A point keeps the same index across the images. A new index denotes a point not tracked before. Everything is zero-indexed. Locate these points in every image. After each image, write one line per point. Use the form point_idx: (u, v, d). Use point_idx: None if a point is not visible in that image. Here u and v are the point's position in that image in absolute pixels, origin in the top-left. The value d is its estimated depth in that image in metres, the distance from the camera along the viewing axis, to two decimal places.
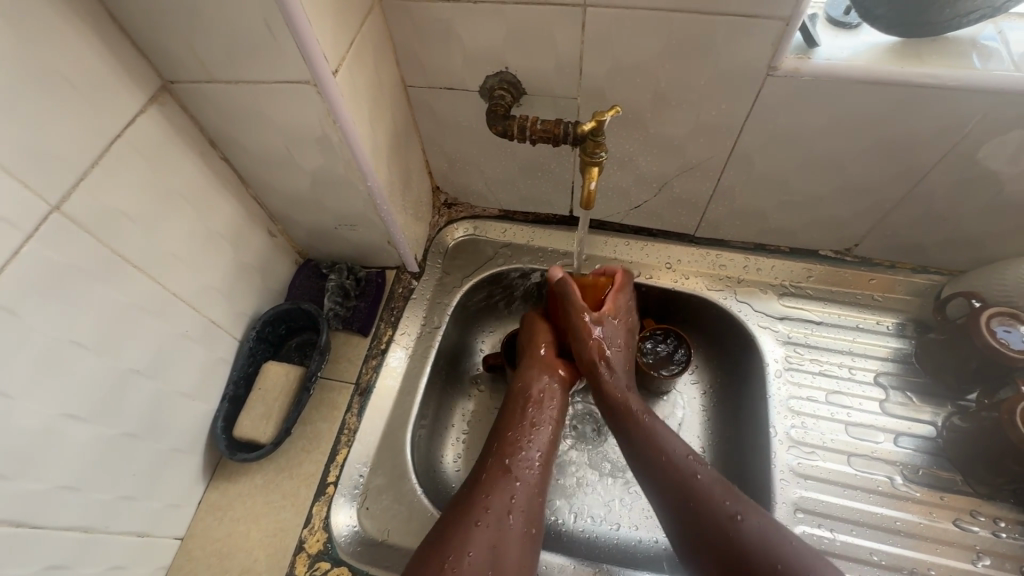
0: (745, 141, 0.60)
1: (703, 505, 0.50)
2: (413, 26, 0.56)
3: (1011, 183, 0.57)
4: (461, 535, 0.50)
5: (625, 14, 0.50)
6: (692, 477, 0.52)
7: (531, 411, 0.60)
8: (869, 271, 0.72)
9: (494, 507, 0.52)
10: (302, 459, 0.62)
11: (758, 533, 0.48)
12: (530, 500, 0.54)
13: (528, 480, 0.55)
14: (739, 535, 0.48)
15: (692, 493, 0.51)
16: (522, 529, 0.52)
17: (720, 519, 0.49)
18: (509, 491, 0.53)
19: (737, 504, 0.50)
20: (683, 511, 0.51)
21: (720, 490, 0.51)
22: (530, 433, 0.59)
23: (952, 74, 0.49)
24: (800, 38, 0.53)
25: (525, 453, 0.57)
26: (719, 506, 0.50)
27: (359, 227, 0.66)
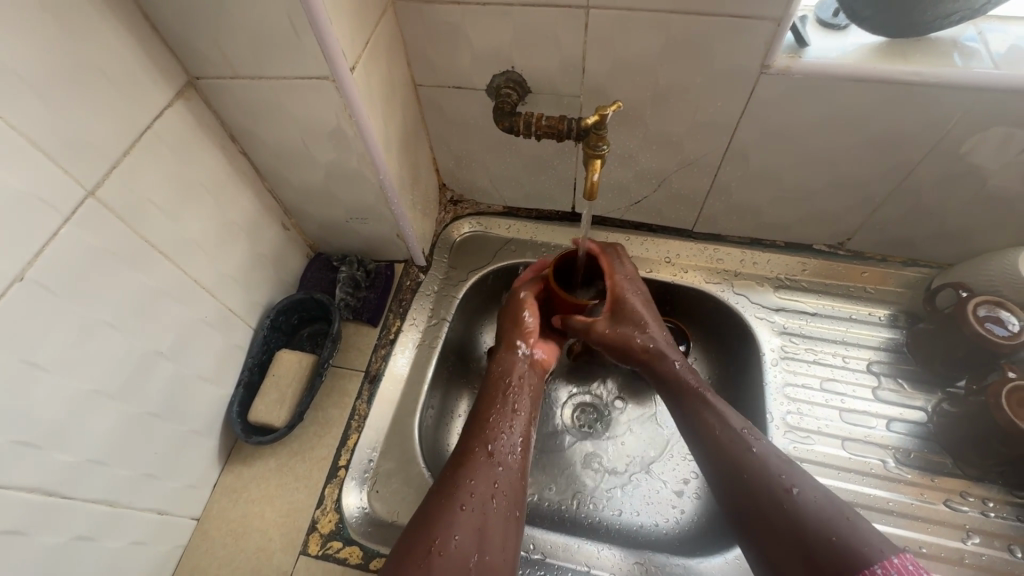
0: (741, 137, 0.63)
1: (757, 476, 0.49)
2: (425, 28, 0.59)
3: (994, 177, 0.60)
4: (445, 520, 0.48)
5: (626, 16, 0.53)
6: (745, 448, 0.51)
7: (513, 396, 0.60)
8: (862, 264, 0.75)
9: (478, 491, 0.51)
10: (314, 444, 0.64)
11: (815, 505, 0.46)
12: (513, 486, 0.53)
13: (509, 465, 0.54)
14: (797, 505, 0.46)
15: (745, 463, 0.50)
16: (504, 512, 0.51)
17: (774, 491, 0.47)
18: (491, 475, 0.52)
19: (789, 475, 0.48)
20: (736, 484, 0.50)
21: (772, 462, 0.49)
22: (509, 418, 0.58)
23: (935, 72, 0.52)
24: (791, 38, 0.56)
25: (506, 438, 0.56)
26: (772, 477, 0.48)
27: (369, 220, 0.69)
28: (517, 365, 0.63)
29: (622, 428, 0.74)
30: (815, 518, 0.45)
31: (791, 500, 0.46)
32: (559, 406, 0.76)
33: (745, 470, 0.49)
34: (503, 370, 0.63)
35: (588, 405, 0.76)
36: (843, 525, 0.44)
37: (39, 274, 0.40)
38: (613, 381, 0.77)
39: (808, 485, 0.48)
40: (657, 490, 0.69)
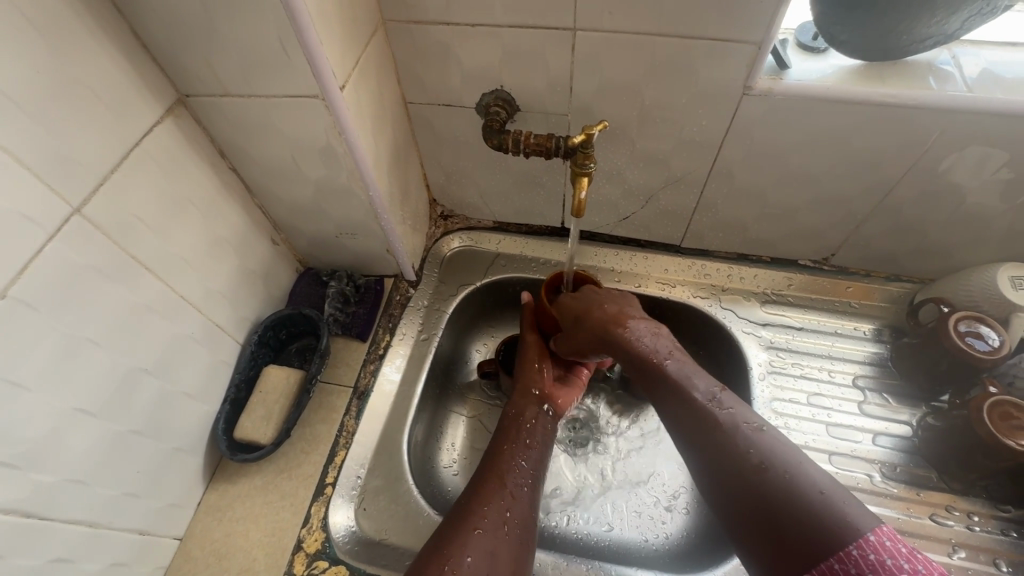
0: (725, 155, 0.64)
1: (731, 454, 0.45)
2: (415, 47, 0.60)
3: (971, 196, 0.61)
4: (460, 542, 0.47)
5: (612, 38, 0.54)
6: (715, 418, 0.48)
7: (525, 432, 0.60)
8: (846, 279, 0.76)
9: (491, 516, 0.50)
10: (301, 461, 0.63)
11: (789, 479, 0.42)
12: (527, 517, 0.52)
13: (523, 497, 0.53)
14: (768, 483, 0.42)
15: (716, 434, 0.47)
16: (516, 543, 0.49)
17: (744, 469, 0.44)
18: (504, 504, 0.52)
19: (759, 449, 0.44)
20: (713, 462, 0.46)
21: (742, 433, 0.46)
22: (523, 454, 0.57)
23: (911, 93, 0.53)
24: (772, 61, 0.57)
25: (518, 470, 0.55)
26: (743, 453, 0.45)
27: (359, 235, 0.69)
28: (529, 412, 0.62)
29: (611, 444, 0.74)
30: (786, 496, 0.41)
31: (761, 477, 0.43)
32: None
33: (717, 447, 0.46)
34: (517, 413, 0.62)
35: (577, 421, 0.76)
36: (817, 495, 0.40)
37: (21, 290, 0.39)
38: (603, 397, 0.77)
39: (779, 451, 0.44)
40: (647, 505, 0.69)
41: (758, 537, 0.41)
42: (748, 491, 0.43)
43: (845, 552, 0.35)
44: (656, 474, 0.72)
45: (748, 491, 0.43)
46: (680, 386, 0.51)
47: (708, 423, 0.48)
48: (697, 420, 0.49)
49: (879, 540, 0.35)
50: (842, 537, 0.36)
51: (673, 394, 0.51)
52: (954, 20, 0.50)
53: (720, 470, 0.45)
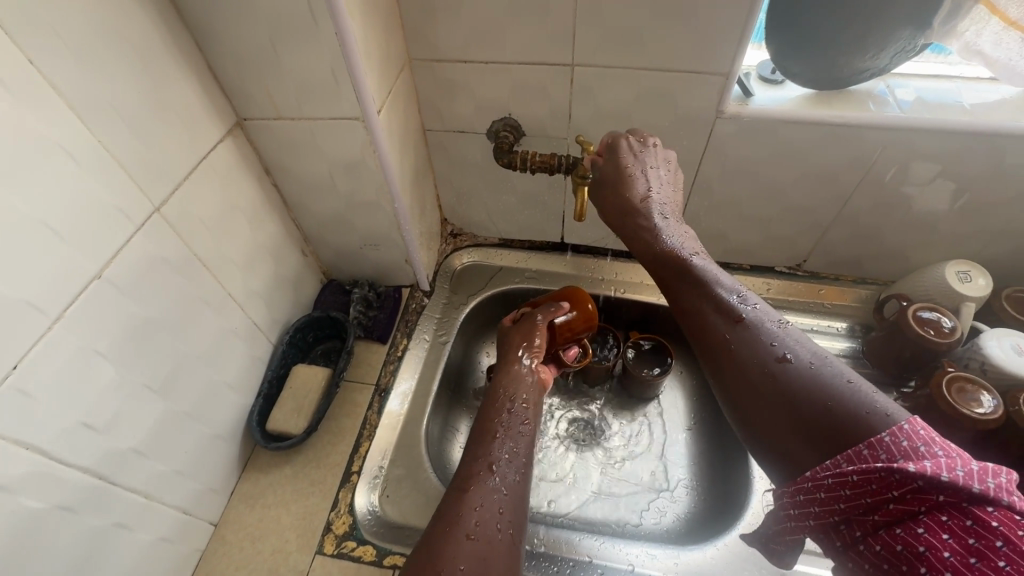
0: (704, 171, 0.73)
1: (750, 350, 0.44)
2: (434, 81, 0.70)
3: (916, 202, 0.71)
4: (451, 548, 0.43)
5: (604, 72, 0.64)
6: (737, 316, 0.46)
7: (516, 413, 0.57)
8: (818, 283, 0.85)
9: (482, 518, 0.46)
10: (329, 451, 0.68)
11: (761, 334, 0.44)
12: (516, 510, 0.48)
13: (512, 489, 0.49)
14: (750, 332, 0.45)
15: (689, 275, 0.51)
16: (510, 541, 0.45)
17: (728, 313, 0.47)
18: (495, 500, 0.47)
19: (784, 343, 0.43)
20: (727, 361, 0.45)
21: (764, 330, 0.44)
22: (513, 437, 0.54)
23: (855, 115, 0.64)
24: (738, 90, 0.68)
25: (506, 459, 0.52)
26: (768, 349, 0.43)
27: (381, 246, 0.77)
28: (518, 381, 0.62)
29: (613, 440, 0.80)
30: (808, 386, 0.40)
31: (782, 368, 0.42)
32: (554, 420, 0.81)
33: (743, 358, 0.44)
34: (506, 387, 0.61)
35: (579, 420, 0.81)
36: (840, 384, 0.39)
37: (111, 273, 0.46)
38: (602, 398, 0.83)
39: (809, 349, 0.42)
40: (650, 495, 0.75)
41: (773, 419, 0.41)
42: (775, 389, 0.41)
43: (900, 464, 0.33)
44: (659, 470, 0.77)
45: (764, 382, 0.42)
46: (712, 290, 0.49)
47: (729, 332, 0.46)
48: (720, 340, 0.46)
49: (967, 466, 0.32)
50: (863, 425, 0.36)
51: (722, 306, 0.48)
52: (885, 55, 0.61)
53: (737, 371, 0.44)
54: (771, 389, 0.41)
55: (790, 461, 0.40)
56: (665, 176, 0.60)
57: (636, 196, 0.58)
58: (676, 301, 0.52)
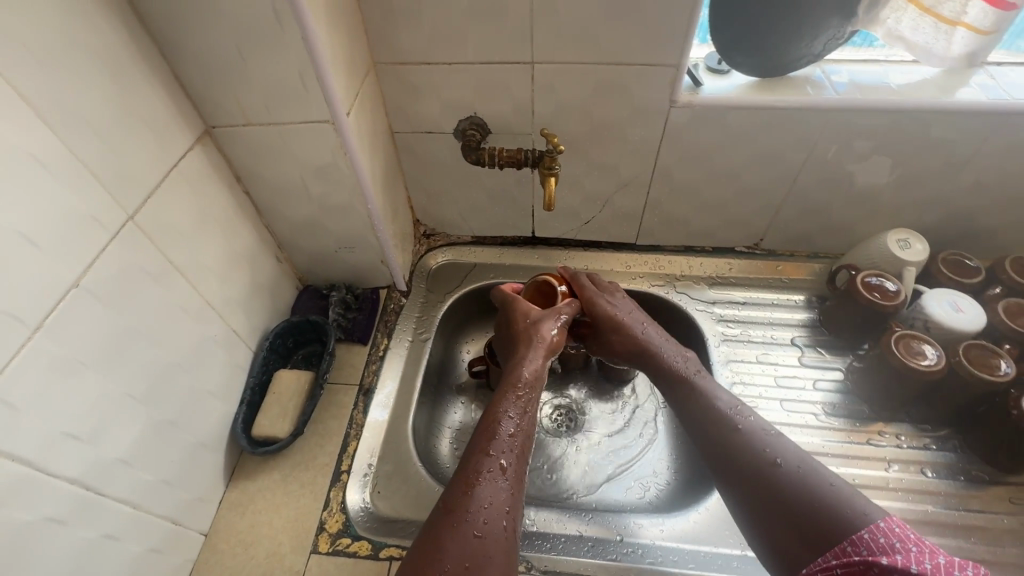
0: (663, 159, 0.77)
1: (747, 453, 0.53)
2: (400, 84, 0.72)
3: (856, 177, 0.77)
4: (457, 546, 0.45)
5: (563, 68, 0.68)
6: (734, 423, 0.56)
7: (523, 404, 0.59)
8: (775, 260, 0.90)
9: (487, 517, 0.48)
10: (316, 452, 0.68)
11: (756, 440, 0.54)
12: (514, 507, 0.50)
13: (513, 486, 0.51)
14: (746, 437, 0.54)
15: (691, 387, 0.62)
16: (507, 540, 0.47)
17: (728, 421, 0.57)
18: (499, 498, 0.50)
19: (774, 449, 0.53)
20: (730, 461, 0.54)
21: (759, 438, 0.54)
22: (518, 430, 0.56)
23: (795, 100, 0.69)
24: (688, 81, 0.72)
25: (508, 452, 0.54)
26: (761, 452, 0.53)
27: (356, 249, 0.78)
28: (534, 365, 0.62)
29: (596, 422, 0.82)
30: (797, 486, 0.49)
31: (774, 470, 0.51)
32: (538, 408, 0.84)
33: (743, 459, 0.53)
34: (521, 373, 0.61)
35: (561, 407, 0.84)
36: (826, 487, 0.48)
37: (89, 282, 0.46)
38: (581, 384, 0.86)
39: (797, 455, 0.52)
40: (635, 470, 0.78)
41: (773, 521, 0.48)
42: (770, 488, 0.50)
43: (874, 559, 0.39)
44: (641, 449, 0.80)
45: (761, 481, 0.51)
46: (710, 400, 0.60)
47: (727, 433, 0.55)
48: (721, 441, 0.55)
49: (935, 560, 0.37)
50: (846, 522, 0.44)
51: (726, 417, 0.57)
52: (816, 43, 0.67)
53: (738, 467, 0.53)
54: (769, 487, 0.50)
55: (789, 560, 0.46)
56: (623, 297, 0.74)
57: (636, 323, 0.70)
58: (678, 405, 0.62)
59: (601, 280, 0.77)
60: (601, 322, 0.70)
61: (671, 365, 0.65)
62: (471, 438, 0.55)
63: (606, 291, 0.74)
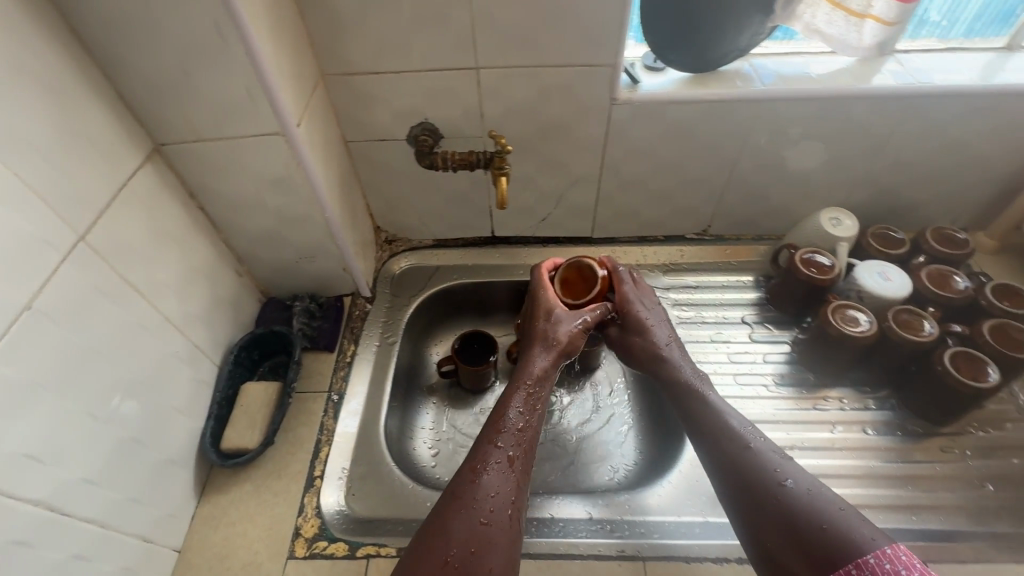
0: (610, 154, 0.81)
1: (756, 472, 0.55)
2: (350, 93, 0.73)
3: (788, 162, 0.82)
4: (464, 531, 0.49)
5: (506, 71, 0.70)
6: (745, 442, 0.58)
7: (533, 397, 0.62)
8: (724, 244, 0.95)
9: (494, 506, 0.52)
10: (288, 460, 0.69)
11: (764, 459, 0.56)
12: (519, 498, 0.54)
13: (519, 477, 0.55)
14: (757, 457, 0.56)
15: (705, 404, 0.63)
16: (510, 529, 0.51)
17: (739, 441, 0.58)
18: (507, 489, 0.53)
19: (784, 470, 0.54)
20: (737, 476, 0.56)
21: (770, 458, 0.55)
22: (527, 422, 0.59)
23: (726, 92, 0.74)
24: (627, 79, 0.76)
25: (518, 444, 0.57)
26: (770, 471, 0.54)
27: (317, 258, 0.79)
28: (551, 364, 0.64)
29: (565, 410, 0.85)
30: (805, 508, 0.50)
31: (782, 490, 0.52)
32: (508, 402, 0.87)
33: (751, 475, 0.55)
34: (539, 368, 0.64)
35: None
36: (832, 510, 0.49)
37: (43, 303, 0.46)
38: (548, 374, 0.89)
39: (806, 478, 0.53)
40: (602, 452, 0.81)
41: (780, 540, 0.50)
42: (777, 508, 0.51)
43: None
44: (614, 436, 0.83)
45: (768, 500, 0.52)
46: (724, 419, 0.61)
47: (737, 450, 0.57)
48: (729, 457, 0.57)
49: None
50: (847, 547, 0.45)
51: (738, 435, 0.59)
52: (741, 38, 0.72)
53: (744, 481, 0.55)
54: (777, 507, 0.51)
55: None
56: (656, 305, 0.74)
57: (658, 338, 0.70)
58: (688, 419, 0.63)
59: (641, 280, 0.76)
60: (626, 325, 0.72)
61: (685, 383, 0.66)
62: (482, 428, 0.59)
63: (639, 295, 0.74)
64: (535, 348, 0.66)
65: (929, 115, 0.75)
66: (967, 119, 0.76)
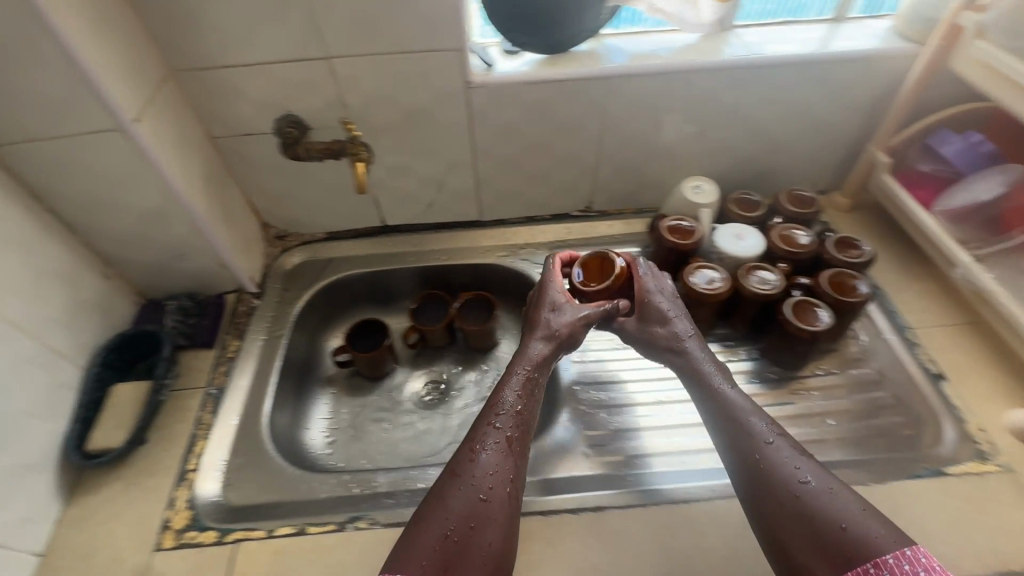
0: (478, 137, 0.84)
1: (776, 471, 0.55)
2: (205, 89, 0.73)
3: (650, 135, 0.87)
4: (465, 509, 0.52)
5: (358, 60, 0.72)
6: (762, 439, 0.58)
7: (529, 384, 0.64)
8: (607, 219, 0.99)
9: (492, 486, 0.55)
10: (161, 457, 0.69)
11: (782, 457, 0.56)
12: (514, 479, 0.57)
13: (512, 461, 0.57)
14: (768, 458, 0.56)
15: (722, 401, 0.62)
16: (504, 511, 0.54)
17: (756, 438, 0.58)
18: (504, 472, 0.56)
19: (806, 469, 0.54)
20: (753, 469, 0.56)
21: (786, 457, 0.56)
22: (521, 407, 0.61)
23: (575, 71, 0.77)
24: (481, 63, 0.79)
25: (517, 430, 0.59)
26: (791, 471, 0.54)
27: (190, 255, 0.79)
28: (546, 351, 0.66)
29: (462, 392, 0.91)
30: (824, 510, 0.51)
31: (802, 491, 0.53)
32: (409, 386, 0.92)
33: (768, 471, 0.55)
34: (542, 354, 0.66)
35: (432, 384, 0.92)
36: (846, 513, 0.50)
37: None
38: (449, 359, 0.95)
39: (824, 479, 0.54)
40: None
41: (798, 537, 0.51)
42: (797, 509, 0.52)
43: None
44: None
45: (788, 499, 0.53)
46: (746, 419, 0.60)
47: (753, 446, 0.57)
48: (748, 450, 0.57)
49: None
50: (867, 553, 0.46)
51: (754, 430, 0.58)
52: (583, 19, 0.75)
53: (762, 476, 0.55)
54: (795, 507, 0.52)
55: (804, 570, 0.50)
56: (674, 299, 0.72)
57: (680, 332, 0.69)
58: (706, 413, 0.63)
59: (655, 269, 0.76)
60: (645, 315, 0.70)
61: (703, 380, 0.65)
62: (480, 410, 0.61)
63: (658, 288, 0.72)
64: (534, 335, 0.68)
65: (767, 84, 0.81)
66: (803, 85, 0.82)
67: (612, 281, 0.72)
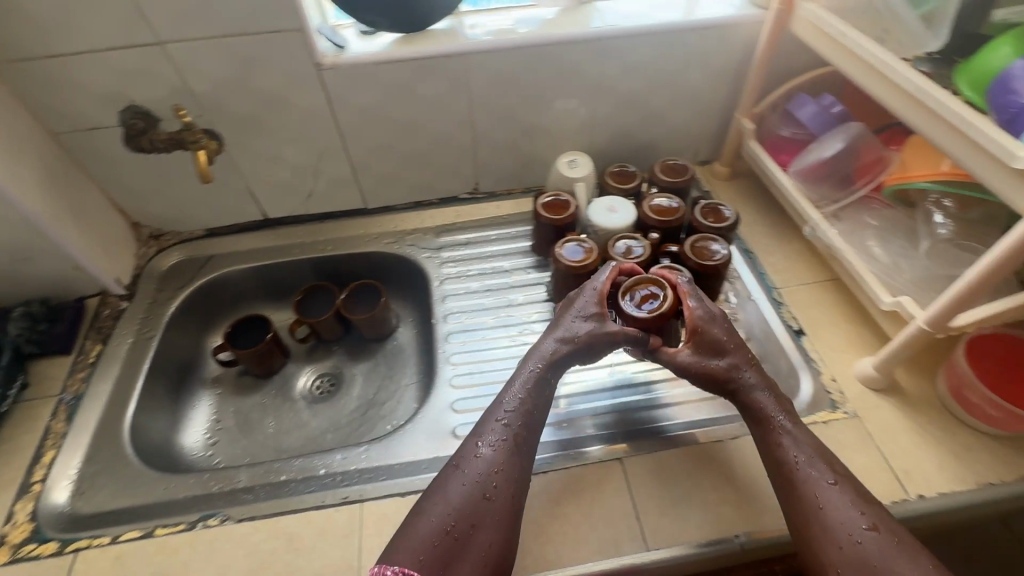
0: (343, 122, 0.82)
1: (827, 511, 0.55)
2: (32, 81, 0.70)
3: (521, 113, 0.87)
4: (470, 509, 0.55)
5: (195, 45, 0.70)
6: (817, 478, 0.57)
7: (541, 398, 0.64)
8: (495, 201, 0.99)
9: (494, 487, 0.57)
10: (3, 469, 0.66)
11: (843, 497, 0.55)
12: (518, 486, 0.58)
13: (515, 468, 0.58)
14: (827, 500, 0.55)
15: (777, 435, 0.60)
16: (506, 517, 0.56)
17: (814, 476, 0.57)
18: (510, 476, 0.58)
19: (867, 514, 0.54)
20: (797, 500, 0.56)
21: (842, 498, 0.55)
22: (530, 417, 0.62)
23: (430, 49, 0.77)
24: (332, 45, 0.77)
25: (525, 438, 0.61)
26: (845, 510, 0.54)
27: (37, 257, 0.76)
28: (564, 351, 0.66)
29: (354, 383, 0.89)
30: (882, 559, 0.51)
31: (859, 539, 0.53)
32: (299, 380, 0.89)
33: (816, 507, 0.55)
34: (555, 357, 0.65)
35: (322, 377, 0.90)
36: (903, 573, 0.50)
37: None
38: (339, 351, 0.93)
39: (889, 528, 0.53)
40: (383, 410, 0.86)
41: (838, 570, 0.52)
42: (849, 549, 0.52)
43: None
44: (391, 393, 0.87)
45: (835, 539, 0.53)
46: (810, 458, 0.58)
47: (799, 480, 0.57)
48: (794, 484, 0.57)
49: None
50: None
51: (806, 465, 0.58)
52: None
53: (806, 511, 0.55)
54: (849, 550, 0.52)
55: None
56: (731, 329, 0.67)
57: (739, 364, 0.64)
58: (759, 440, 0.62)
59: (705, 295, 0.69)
60: (699, 344, 0.65)
61: (761, 414, 0.62)
62: (488, 405, 0.63)
63: (715, 319, 0.67)
64: (549, 330, 0.68)
65: (628, 56, 0.82)
66: (665, 55, 0.82)
67: (663, 309, 0.66)
